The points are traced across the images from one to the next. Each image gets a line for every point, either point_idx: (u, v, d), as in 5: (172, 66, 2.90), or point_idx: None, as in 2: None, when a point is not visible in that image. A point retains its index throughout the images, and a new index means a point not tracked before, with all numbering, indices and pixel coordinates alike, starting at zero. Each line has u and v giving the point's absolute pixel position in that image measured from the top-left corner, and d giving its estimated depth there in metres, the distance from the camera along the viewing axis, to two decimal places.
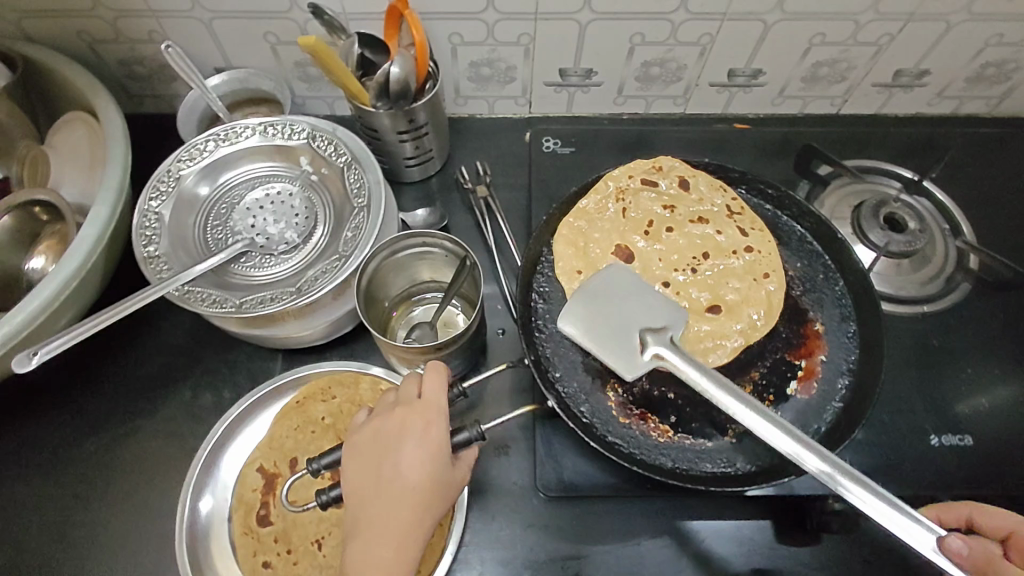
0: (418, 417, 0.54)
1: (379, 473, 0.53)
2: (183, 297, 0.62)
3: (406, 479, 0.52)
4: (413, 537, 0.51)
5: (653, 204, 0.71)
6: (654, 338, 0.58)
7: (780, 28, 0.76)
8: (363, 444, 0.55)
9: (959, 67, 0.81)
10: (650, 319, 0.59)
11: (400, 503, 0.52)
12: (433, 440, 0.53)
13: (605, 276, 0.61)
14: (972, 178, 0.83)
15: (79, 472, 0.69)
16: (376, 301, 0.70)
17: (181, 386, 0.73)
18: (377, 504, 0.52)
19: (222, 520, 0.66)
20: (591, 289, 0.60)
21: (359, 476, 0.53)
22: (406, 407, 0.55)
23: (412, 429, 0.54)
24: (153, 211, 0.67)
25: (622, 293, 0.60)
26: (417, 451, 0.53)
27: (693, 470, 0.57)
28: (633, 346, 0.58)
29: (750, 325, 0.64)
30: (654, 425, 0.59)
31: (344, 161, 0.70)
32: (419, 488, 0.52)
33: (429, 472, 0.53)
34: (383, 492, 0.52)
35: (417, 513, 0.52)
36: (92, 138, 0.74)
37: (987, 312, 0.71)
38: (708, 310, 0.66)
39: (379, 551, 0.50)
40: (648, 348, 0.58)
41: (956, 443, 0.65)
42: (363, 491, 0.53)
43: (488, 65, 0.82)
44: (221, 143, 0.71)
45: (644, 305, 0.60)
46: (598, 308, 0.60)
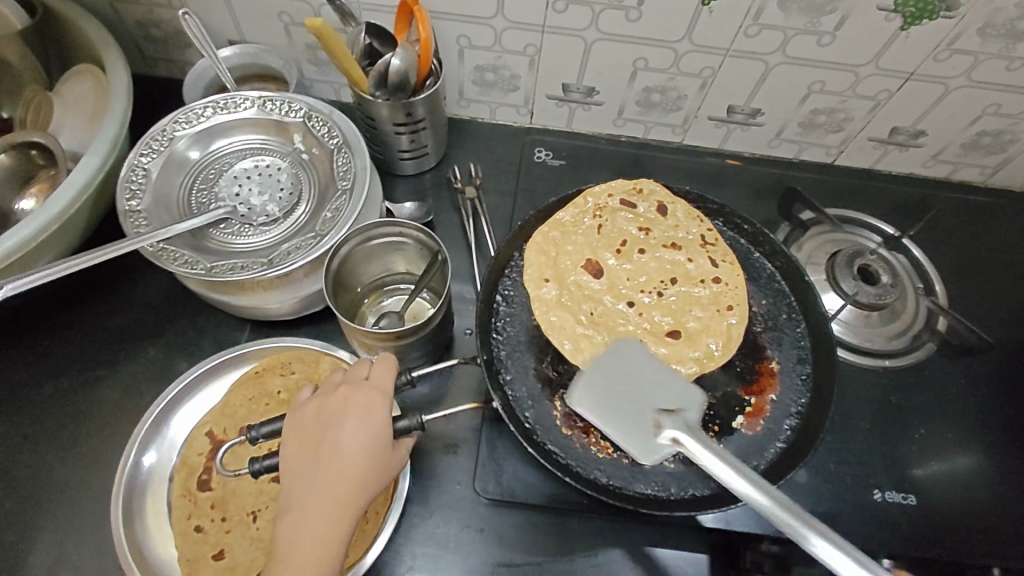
0: (362, 397, 0.55)
1: (317, 449, 0.53)
2: (156, 253, 0.63)
3: (344, 456, 0.52)
4: (344, 515, 0.51)
5: (629, 225, 0.72)
6: (671, 420, 0.53)
7: (781, 71, 0.77)
8: (305, 419, 0.55)
9: (955, 132, 0.82)
10: (666, 400, 0.55)
11: (335, 479, 0.52)
12: (375, 420, 0.54)
13: (617, 352, 0.58)
14: (956, 242, 0.83)
15: (33, 413, 0.70)
16: (348, 285, 0.71)
17: (147, 343, 0.74)
18: (311, 479, 0.52)
19: (163, 479, 0.66)
20: (602, 365, 0.57)
21: (298, 450, 0.54)
22: (351, 386, 0.56)
23: (355, 407, 0.54)
24: (142, 167, 0.69)
25: (636, 367, 0.57)
26: (358, 430, 0.53)
27: (625, 489, 0.58)
28: (648, 425, 0.54)
29: (708, 354, 0.64)
30: (595, 440, 0.60)
31: (335, 144, 0.72)
32: (355, 467, 0.52)
33: (366, 451, 0.53)
34: (319, 467, 0.52)
35: (351, 491, 0.52)
36: (97, 91, 0.76)
37: (949, 376, 0.71)
38: (669, 335, 0.67)
39: (309, 526, 0.50)
40: (664, 429, 0.53)
41: (899, 501, 0.65)
42: (299, 465, 0.53)
43: (493, 71, 0.83)
44: (219, 111, 0.73)
45: (659, 384, 0.56)
46: (610, 384, 0.56)
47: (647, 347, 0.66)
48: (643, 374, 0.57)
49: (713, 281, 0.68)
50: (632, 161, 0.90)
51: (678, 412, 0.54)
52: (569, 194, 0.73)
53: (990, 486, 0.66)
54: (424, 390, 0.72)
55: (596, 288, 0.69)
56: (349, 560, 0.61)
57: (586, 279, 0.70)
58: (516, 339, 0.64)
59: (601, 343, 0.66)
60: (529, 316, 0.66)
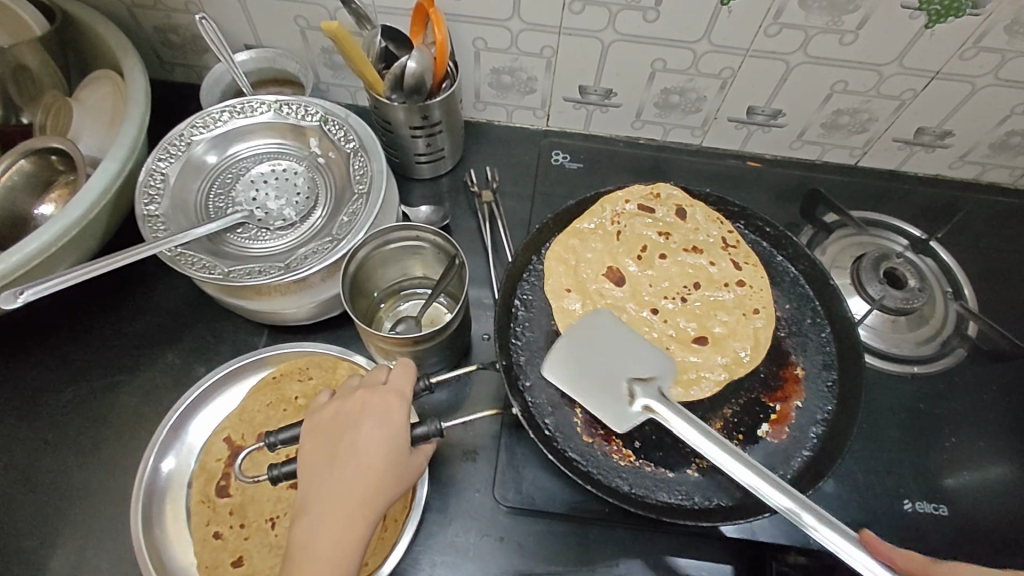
0: (381, 399, 0.55)
1: (334, 453, 0.53)
2: (174, 258, 0.63)
3: (363, 460, 0.52)
4: (361, 520, 0.50)
5: (648, 229, 0.71)
6: (643, 388, 0.58)
7: (802, 71, 0.75)
8: (323, 422, 0.55)
9: (984, 132, 0.79)
10: (639, 369, 0.59)
11: (353, 482, 0.51)
12: (393, 423, 0.54)
13: (592, 321, 0.61)
14: (985, 244, 0.81)
15: (53, 418, 0.70)
16: (364, 291, 0.71)
17: (166, 348, 0.74)
18: (329, 483, 0.51)
19: (181, 485, 0.66)
20: (576, 333, 0.60)
21: (316, 454, 0.53)
22: (369, 390, 0.56)
23: (373, 410, 0.54)
24: (160, 171, 0.69)
25: (605, 337, 0.60)
26: (376, 433, 0.53)
27: (649, 498, 0.56)
28: (621, 394, 0.58)
29: (736, 359, 0.63)
30: (616, 448, 0.59)
31: (352, 147, 0.71)
32: (374, 471, 0.52)
33: (385, 456, 0.52)
34: (336, 471, 0.52)
35: (368, 496, 0.51)
36: (116, 96, 0.76)
37: (980, 382, 0.70)
38: (695, 341, 0.66)
39: (327, 530, 0.49)
40: (637, 399, 0.58)
41: (930, 511, 0.63)
42: (317, 469, 0.52)
43: (510, 74, 0.82)
44: (236, 115, 0.73)
45: (616, 351, 0.60)
46: (585, 350, 0.60)
47: (674, 355, 0.65)
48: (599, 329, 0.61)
49: (738, 283, 0.67)
50: (651, 164, 0.89)
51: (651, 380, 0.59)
52: (588, 197, 0.72)
53: None
54: (442, 396, 0.71)
55: (619, 296, 0.68)
56: (368, 568, 0.60)
57: (609, 287, 0.68)
58: (534, 344, 0.64)
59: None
60: (549, 320, 0.65)
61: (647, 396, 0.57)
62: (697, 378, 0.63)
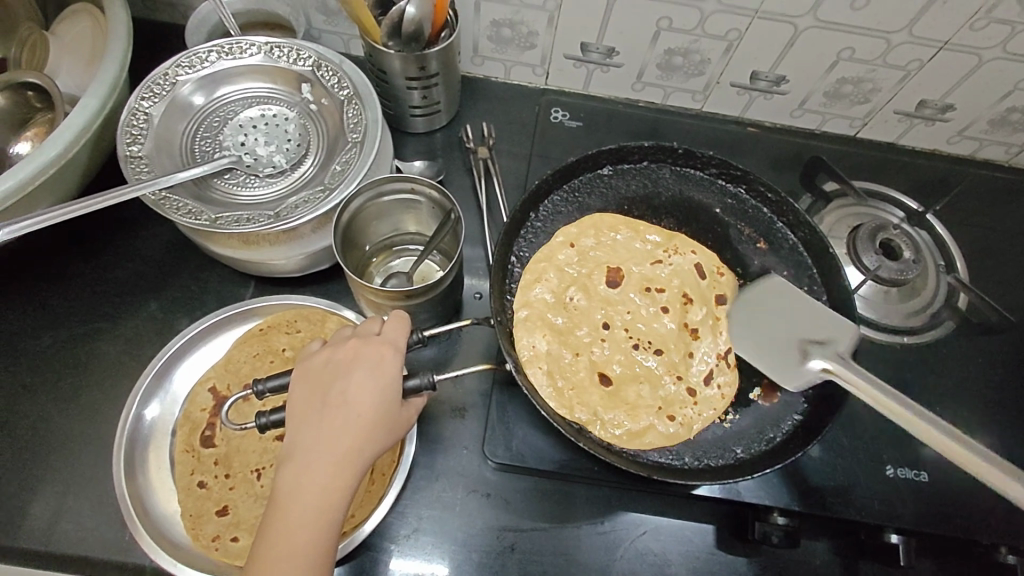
0: (374, 349, 0.54)
1: (323, 400, 0.52)
2: (159, 203, 0.61)
3: (352, 407, 0.51)
4: (349, 467, 0.49)
5: (685, 267, 0.68)
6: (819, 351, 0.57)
7: (810, 35, 0.73)
8: (313, 370, 0.54)
9: (985, 107, 0.79)
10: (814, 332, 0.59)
11: (341, 430, 0.50)
12: (385, 374, 0.53)
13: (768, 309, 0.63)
14: (977, 220, 0.81)
15: (32, 364, 0.68)
16: (356, 244, 0.69)
17: (149, 297, 0.72)
18: (316, 430, 0.50)
19: (165, 433, 0.65)
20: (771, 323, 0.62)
21: (305, 400, 0.53)
22: (361, 339, 0.55)
23: (364, 359, 0.53)
24: (143, 111, 0.66)
25: (769, 305, 0.63)
26: (368, 381, 0.52)
27: (639, 457, 0.58)
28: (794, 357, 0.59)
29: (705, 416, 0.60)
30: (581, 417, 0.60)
31: (346, 95, 0.69)
32: (363, 420, 0.51)
33: (375, 405, 0.52)
34: (325, 418, 0.51)
35: (357, 444, 0.50)
36: (96, 31, 0.72)
37: (964, 355, 0.71)
38: (607, 377, 0.63)
39: (312, 476, 0.49)
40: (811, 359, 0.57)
41: (910, 477, 0.64)
42: (305, 415, 0.51)
43: (511, 27, 0.79)
44: (224, 56, 0.70)
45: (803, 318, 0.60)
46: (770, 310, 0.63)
47: (607, 361, 0.64)
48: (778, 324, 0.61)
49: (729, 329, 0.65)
50: (649, 127, 0.87)
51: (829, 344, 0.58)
52: (588, 154, 0.67)
53: None
54: (433, 352, 0.70)
55: (603, 293, 0.68)
56: (353, 521, 0.60)
57: (602, 285, 0.68)
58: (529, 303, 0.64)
59: (558, 326, 0.65)
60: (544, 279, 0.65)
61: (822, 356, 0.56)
62: (667, 417, 0.61)
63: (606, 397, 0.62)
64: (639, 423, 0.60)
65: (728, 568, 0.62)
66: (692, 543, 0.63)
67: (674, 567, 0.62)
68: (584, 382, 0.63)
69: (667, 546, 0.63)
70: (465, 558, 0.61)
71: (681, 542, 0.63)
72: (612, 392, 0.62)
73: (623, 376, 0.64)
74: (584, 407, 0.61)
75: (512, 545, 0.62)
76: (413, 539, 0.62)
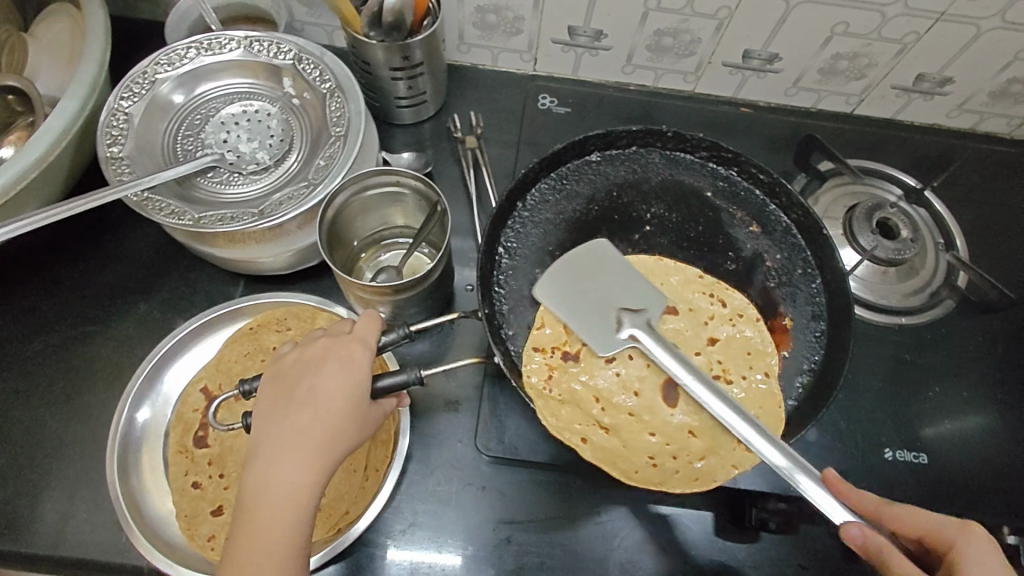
0: (343, 347, 0.53)
1: (291, 398, 0.52)
2: (141, 203, 0.60)
3: (320, 403, 0.51)
4: (315, 464, 0.49)
5: (730, 300, 0.62)
6: (631, 319, 0.59)
7: (802, 11, 0.72)
8: (283, 370, 0.54)
9: (984, 79, 0.77)
10: (629, 299, 0.60)
11: (308, 425, 0.50)
12: (353, 370, 0.52)
13: (591, 256, 0.61)
14: (977, 195, 0.79)
15: (24, 369, 0.68)
16: (344, 240, 0.68)
17: (139, 298, 0.72)
18: (282, 426, 0.50)
19: (158, 435, 0.65)
20: (575, 270, 0.60)
21: (273, 399, 0.52)
22: (332, 338, 0.55)
23: (334, 356, 0.53)
24: (123, 111, 0.65)
25: (606, 269, 0.61)
26: (336, 379, 0.52)
27: (622, 448, 0.58)
28: (609, 321, 0.59)
29: (689, 473, 0.57)
30: (576, 372, 0.60)
31: (327, 88, 0.68)
32: (331, 415, 0.51)
33: (342, 401, 0.51)
34: (291, 415, 0.51)
35: (325, 442, 0.50)
36: (74, 30, 0.72)
37: (963, 334, 0.69)
38: (663, 387, 0.59)
39: (280, 471, 0.48)
40: (625, 327, 0.58)
41: (910, 459, 0.64)
42: (274, 413, 0.51)
43: (496, 13, 0.77)
44: (204, 52, 0.68)
45: (609, 281, 0.60)
46: (577, 267, 0.60)
47: (648, 394, 0.59)
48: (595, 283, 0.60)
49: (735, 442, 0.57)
50: (640, 111, 0.86)
51: (641, 312, 0.59)
52: (574, 140, 0.66)
53: (1002, 445, 0.65)
54: (424, 347, 0.70)
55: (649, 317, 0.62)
56: (348, 518, 0.60)
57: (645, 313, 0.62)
58: (520, 293, 0.62)
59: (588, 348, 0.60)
60: (535, 270, 0.63)
61: (634, 324, 0.58)
62: (669, 441, 0.58)
63: (627, 377, 0.59)
64: (640, 425, 0.59)
65: (726, 557, 0.62)
66: (690, 532, 0.63)
67: (671, 556, 0.62)
68: None
69: (665, 535, 0.62)
70: (461, 551, 0.61)
71: (679, 532, 0.63)
72: (645, 379, 0.59)
73: (673, 400, 0.59)
74: (588, 369, 0.60)
75: (508, 537, 0.62)
76: (409, 533, 0.62)
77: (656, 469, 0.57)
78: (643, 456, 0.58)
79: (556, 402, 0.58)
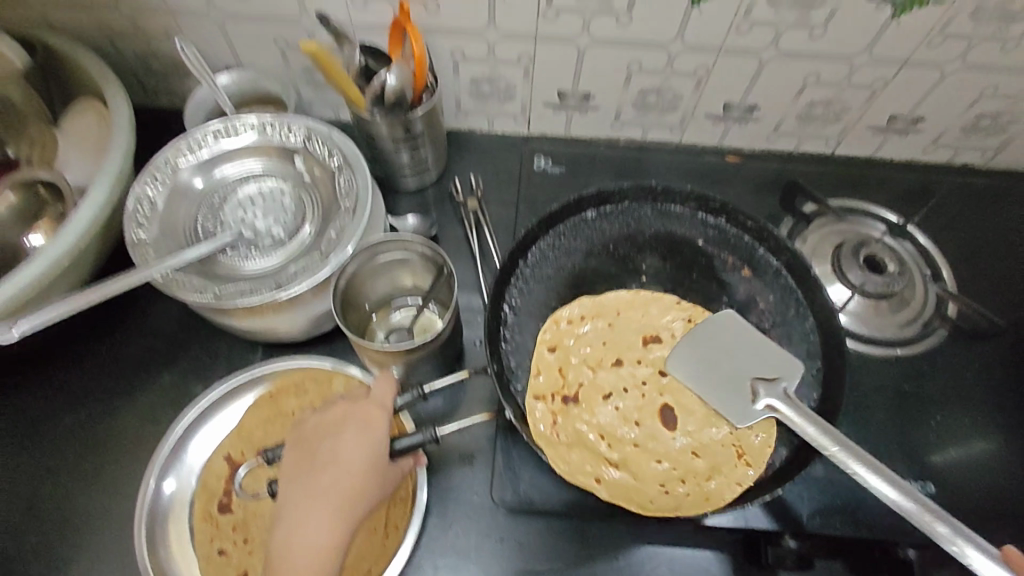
0: (361, 410, 0.56)
1: (314, 462, 0.54)
2: (166, 283, 0.64)
3: (342, 466, 0.53)
4: (339, 524, 0.51)
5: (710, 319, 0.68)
6: (767, 389, 0.61)
7: (775, 65, 0.77)
8: (305, 434, 0.56)
9: (954, 116, 0.81)
10: (762, 368, 0.62)
11: (332, 487, 0.52)
12: (372, 433, 0.55)
13: (714, 325, 0.65)
14: (958, 225, 0.83)
15: (54, 446, 0.71)
16: (356, 305, 0.72)
17: (163, 370, 0.75)
18: (306, 489, 0.53)
19: (183, 504, 0.67)
20: (698, 337, 0.65)
21: (297, 462, 0.55)
22: (352, 401, 0.57)
23: (354, 419, 0.55)
24: (147, 198, 0.70)
25: (733, 337, 0.64)
26: (357, 441, 0.54)
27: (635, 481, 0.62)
28: (746, 393, 0.62)
29: (700, 494, 0.60)
30: (578, 413, 0.65)
31: (336, 164, 0.73)
32: (352, 476, 0.53)
33: (364, 463, 0.54)
34: (314, 478, 0.53)
35: (348, 501, 0.52)
36: (101, 124, 0.78)
37: (960, 363, 0.71)
38: (661, 414, 0.65)
39: (306, 532, 0.51)
40: (760, 398, 0.61)
41: (918, 489, 0.65)
42: (299, 476, 0.54)
43: (489, 82, 0.83)
44: (220, 138, 0.74)
45: (739, 352, 0.63)
46: (704, 340, 0.65)
47: (649, 424, 0.65)
48: (722, 354, 0.64)
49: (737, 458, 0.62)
50: (631, 164, 0.90)
51: (772, 380, 0.61)
52: (570, 199, 0.69)
53: (1008, 469, 0.66)
54: (437, 403, 0.72)
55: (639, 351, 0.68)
56: None
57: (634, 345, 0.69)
58: (526, 347, 0.66)
59: (587, 386, 0.67)
60: (540, 326, 0.67)
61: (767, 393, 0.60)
62: (675, 466, 0.63)
63: (625, 410, 0.66)
64: (645, 453, 0.63)
65: None
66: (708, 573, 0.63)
67: None
68: (603, 386, 0.67)
69: None
70: None
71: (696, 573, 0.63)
72: (641, 409, 0.65)
73: (673, 424, 0.65)
74: (590, 409, 0.66)
75: None
76: None
77: (668, 496, 0.61)
78: (654, 485, 0.62)
79: (566, 447, 0.62)
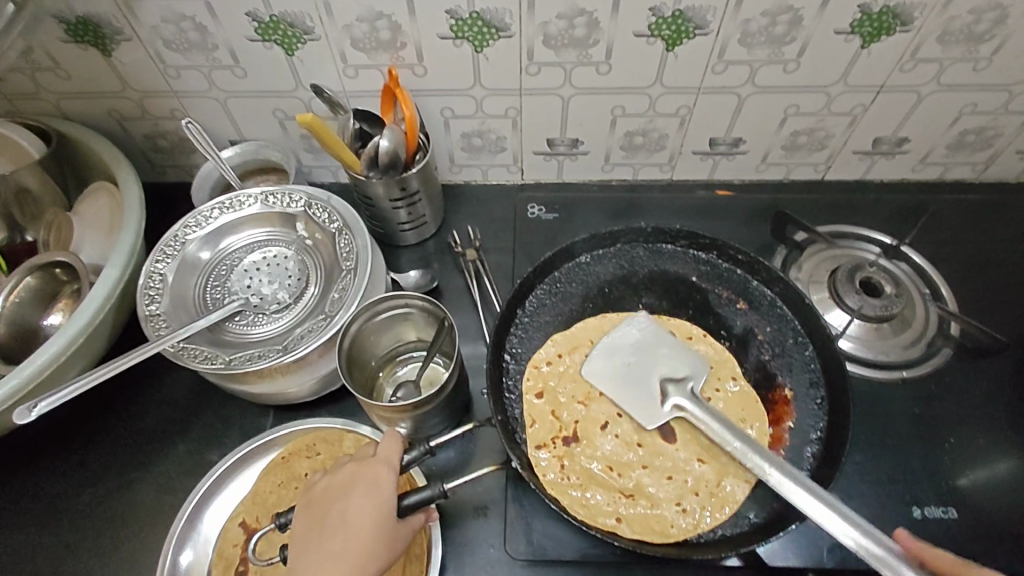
0: (369, 471, 0.57)
1: (324, 526, 0.54)
2: (178, 354, 0.66)
3: (351, 529, 0.54)
4: None
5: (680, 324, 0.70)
6: (676, 389, 0.65)
7: (754, 101, 0.79)
8: (315, 499, 0.57)
9: (938, 134, 0.83)
10: (671, 370, 0.66)
11: (341, 551, 0.53)
12: (380, 493, 0.55)
13: (626, 332, 0.68)
14: (955, 241, 0.83)
15: (73, 523, 0.72)
16: (362, 364, 0.73)
17: (177, 440, 0.76)
18: (316, 554, 0.53)
19: (200, 575, 0.67)
20: (611, 344, 0.68)
21: (307, 528, 0.55)
22: (359, 462, 0.58)
23: (361, 481, 0.56)
24: (158, 273, 0.72)
25: (644, 343, 0.68)
26: (365, 502, 0.55)
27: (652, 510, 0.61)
28: (654, 394, 0.66)
29: (717, 499, 0.61)
30: (581, 451, 0.65)
31: (336, 227, 0.75)
32: (361, 539, 0.53)
33: (372, 524, 0.54)
34: (324, 543, 0.53)
35: (358, 565, 0.52)
36: (113, 204, 0.81)
37: (969, 381, 0.71)
38: (660, 431, 0.66)
39: None
40: (669, 399, 0.65)
41: (940, 515, 0.63)
42: (309, 541, 0.54)
43: (479, 136, 0.86)
44: (225, 211, 0.77)
45: (649, 356, 0.67)
46: (618, 345, 0.68)
47: (650, 442, 0.65)
48: (636, 359, 0.67)
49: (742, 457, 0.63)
50: (624, 204, 0.92)
51: (684, 380, 0.65)
52: (560, 248, 0.71)
53: None
54: (448, 456, 0.72)
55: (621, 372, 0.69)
56: None
57: None
58: (529, 394, 0.67)
59: (582, 416, 0.66)
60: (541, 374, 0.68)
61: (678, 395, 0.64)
62: (686, 479, 0.63)
63: (625, 435, 0.65)
64: (655, 473, 0.64)
65: None
66: None
67: None
68: (598, 417, 0.67)
69: None
70: None
71: None
72: (640, 429, 0.66)
73: (673, 437, 0.65)
74: (590, 444, 0.65)
75: None
76: None
77: (686, 514, 0.61)
78: (671, 506, 0.62)
79: (579, 490, 0.62)
